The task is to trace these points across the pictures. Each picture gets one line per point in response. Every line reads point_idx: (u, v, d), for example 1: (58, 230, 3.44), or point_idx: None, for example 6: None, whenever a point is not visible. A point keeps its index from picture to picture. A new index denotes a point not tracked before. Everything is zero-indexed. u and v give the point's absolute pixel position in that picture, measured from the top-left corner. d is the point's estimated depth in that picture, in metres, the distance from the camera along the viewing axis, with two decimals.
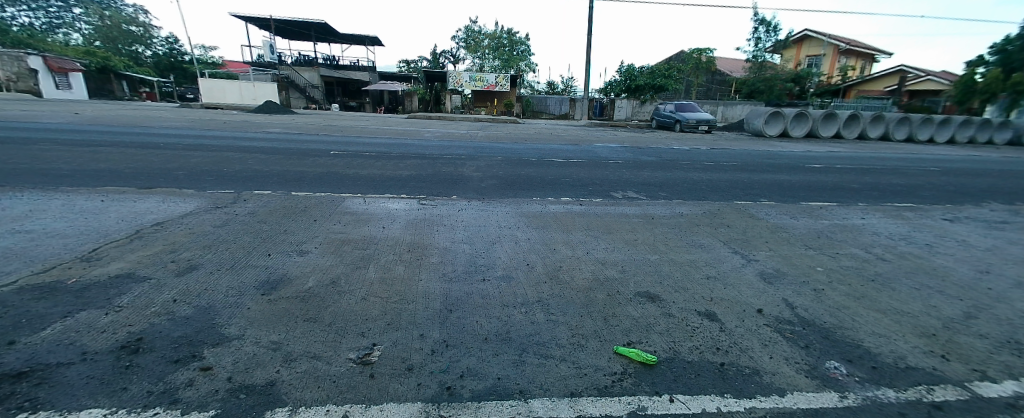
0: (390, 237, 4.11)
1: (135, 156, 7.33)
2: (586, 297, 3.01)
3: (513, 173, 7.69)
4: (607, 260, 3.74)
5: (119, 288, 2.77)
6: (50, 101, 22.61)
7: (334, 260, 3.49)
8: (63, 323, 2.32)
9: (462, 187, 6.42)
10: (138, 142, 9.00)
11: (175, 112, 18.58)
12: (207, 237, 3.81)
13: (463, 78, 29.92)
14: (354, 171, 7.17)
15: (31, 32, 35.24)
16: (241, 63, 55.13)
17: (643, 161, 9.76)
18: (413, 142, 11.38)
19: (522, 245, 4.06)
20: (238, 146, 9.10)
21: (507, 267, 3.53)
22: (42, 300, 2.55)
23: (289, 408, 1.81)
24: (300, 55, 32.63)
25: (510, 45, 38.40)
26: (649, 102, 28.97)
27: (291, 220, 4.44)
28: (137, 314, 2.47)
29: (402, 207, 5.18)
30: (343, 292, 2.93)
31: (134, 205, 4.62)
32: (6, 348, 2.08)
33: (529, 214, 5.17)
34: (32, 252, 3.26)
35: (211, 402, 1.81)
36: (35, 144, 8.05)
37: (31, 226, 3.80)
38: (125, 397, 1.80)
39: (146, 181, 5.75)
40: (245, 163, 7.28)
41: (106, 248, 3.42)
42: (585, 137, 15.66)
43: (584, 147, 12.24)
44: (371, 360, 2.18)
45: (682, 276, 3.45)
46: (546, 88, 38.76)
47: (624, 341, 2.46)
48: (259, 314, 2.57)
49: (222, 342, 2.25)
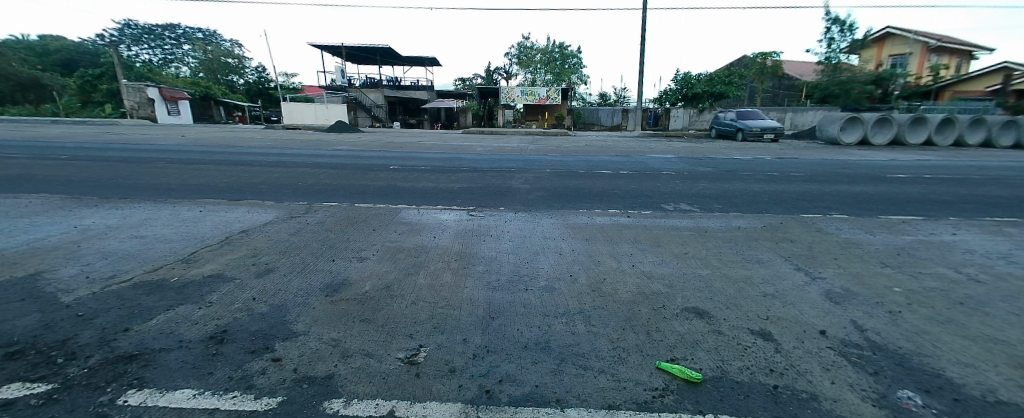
0: (439, 246, 4.32)
1: (228, 173, 8.35)
2: (630, 311, 2.96)
3: (561, 185, 7.74)
4: (654, 273, 3.66)
5: (211, 286, 3.20)
6: (164, 127, 26.20)
7: (390, 266, 3.75)
8: (167, 315, 2.72)
9: (510, 199, 6.58)
10: (231, 160, 10.16)
11: (261, 134, 20.73)
12: (282, 243, 4.26)
13: (516, 93, 30.69)
14: (410, 184, 7.61)
15: (151, 66, 41.47)
16: (318, 87, 60.75)
17: (699, 173, 9.29)
18: (466, 157, 11.82)
19: (566, 256, 4.07)
20: (312, 163, 10.03)
21: (550, 277, 3.57)
22: (152, 295, 3.01)
23: (344, 399, 2.01)
24: (368, 79, 35.76)
25: (562, 59, 38.61)
26: (708, 111, 27.91)
27: (353, 229, 4.83)
28: (224, 309, 2.83)
29: (451, 217, 5.43)
30: (395, 296, 3.14)
31: (226, 214, 5.28)
32: (124, 334, 2.48)
33: (575, 225, 5.16)
34: (146, 253, 3.86)
35: (279, 389, 2.06)
36: (151, 163, 9.37)
37: (145, 232, 4.48)
38: (211, 381, 2.09)
39: (237, 194, 6.54)
40: (317, 178, 8.00)
41: (202, 252, 3.94)
42: (638, 149, 15.25)
43: (636, 158, 11.99)
44: (417, 360, 2.34)
45: (736, 293, 3.28)
46: (598, 100, 38.48)
47: (667, 357, 2.41)
48: (322, 314, 2.83)
49: (291, 338, 2.52)
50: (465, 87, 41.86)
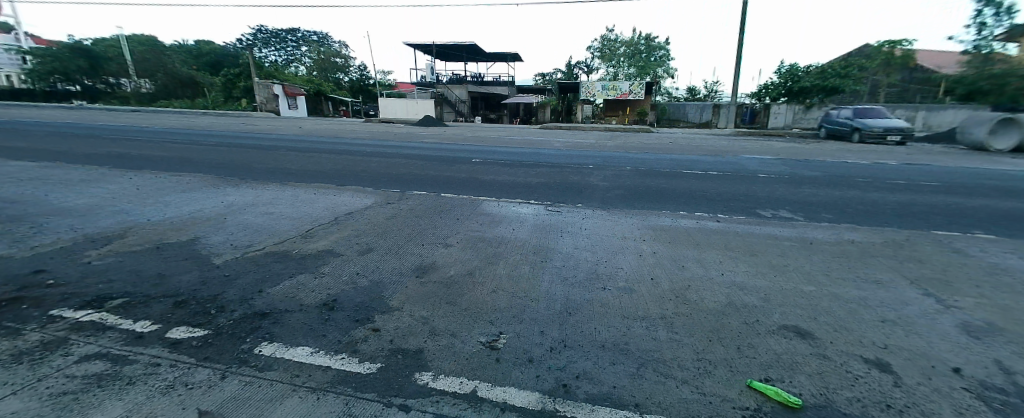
0: (517, 238, 4.45)
1: (335, 161, 9.39)
2: (716, 321, 2.81)
3: (642, 184, 7.47)
4: (745, 284, 3.40)
5: (323, 259, 3.67)
6: (282, 119, 30.09)
7: (472, 254, 3.97)
8: (291, 281, 3.19)
9: (589, 195, 6.52)
10: (336, 150, 11.41)
11: (360, 127, 22.90)
12: (379, 226, 4.71)
13: (596, 88, 29.91)
14: (491, 177, 7.89)
15: (275, 66, 47.88)
16: (410, 84, 65.26)
17: (802, 177, 8.32)
18: (544, 152, 11.91)
19: (646, 259, 3.95)
20: (403, 154, 10.86)
21: (629, 278, 3.50)
22: (279, 263, 3.54)
23: (432, 373, 2.21)
24: (454, 76, 37.65)
25: (648, 51, 36.75)
26: (818, 107, 24.70)
27: (438, 217, 5.17)
28: (333, 281, 3.23)
29: (529, 211, 5.54)
30: (477, 283, 3.32)
31: (334, 197, 5.98)
32: (258, 294, 2.96)
33: (656, 227, 4.97)
34: (274, 227, 4.52)
35: (377, 356, 2.32)
36: (276, 151, 10.89)
37: (273, 209, 5.25)
38: (324, 342, 2.42)
39: (342, 180, 7.34)
40: (407, 168, 8.66)
41: (315, 229, 4.52)
42: (729, 148, 14.07)
43: (727, 158, 11.09)
44: (497, 346, 2.47)
45: (844, 315, 2.92)
46: (685, 95, 36.09)
47: (759, 375, 2.25)
48: (413, 293, 3.10)
49: (388, 312, 2.80)
50: (545, 81, 41.91)
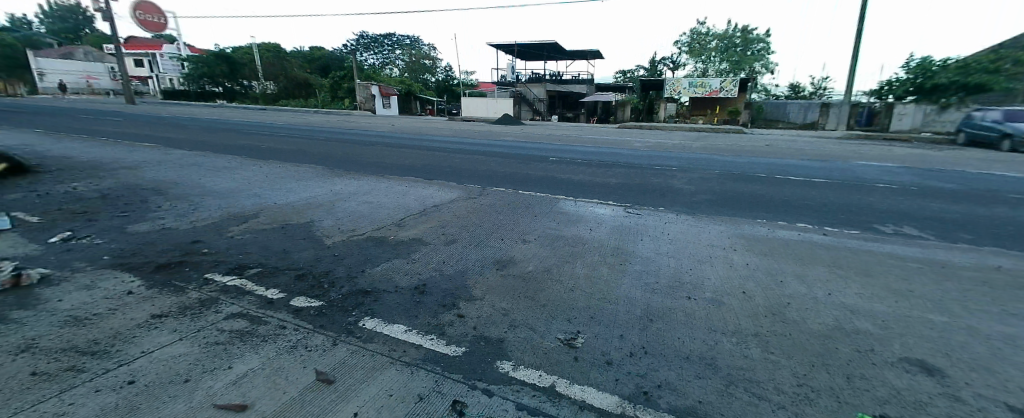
0: (596, 239, 4.41)
1: (422, 156, 10.06)
2: (820, 346, 2.53)
3: (733, 189, 6.92)
4: (858, 308, 3.02)
5: (413, 246, 3.98)
6: (376, 117, 32.91)
7: (550, 251, 4.02)
8: (386, 264, 3.52)
9: (671, 199, 6.22)
10: (423, 146, 12.22)
11: (444, 124, 24.18)
12: (462, 219, 4.97)
13: (682, 85, 27.96)
14: (569, 176, 7.87)
15: (372, 68, 52.38)
16: (491, 83, 67.20)
17: (936, 189, 7.08)
18: (623, 152, 11.57)
19: (736, 270, 3.68)
20: (484, 151, 11.27)
21: (717, 289, 3.29)
22: (376, 247, 3.91)
23: (513, 363, 2.30)
24: (533, 74, 38.10)
25: (744, 44, 33.68)
26: (958, 108, 20.60)
27: (517, 213, 5.30)
28: (422, 267, 3.49)
29: (608, 212, 5.44)
30: (556, 280, 3.36)
31: (422, 190, 6.43)
32: (360, 274, 3.31)
33: (750, 236, 4.59)
34: (372, 215, 5.00)
35: (462, 341, 2.48)
36: (372, 146, 11.97)
37: (370, 198, 5.79)
38: (415, 323, 2.64)
39: (429, 174, 7.85)
40: (488, 165, 8.98)
41: (407, 218, 4.91)
42: (840, 153, 12.41)
43: (837, 164, 9.81)
44: (575, 344, 2.49)
45: (992, 355, 2.46)
46: (786, 92, 32.54)
47: (874, 410, 1.99)
48: (494, 285, 3.24)
49: (471, 300, 2.96)
50: (626, 79, 40.57)
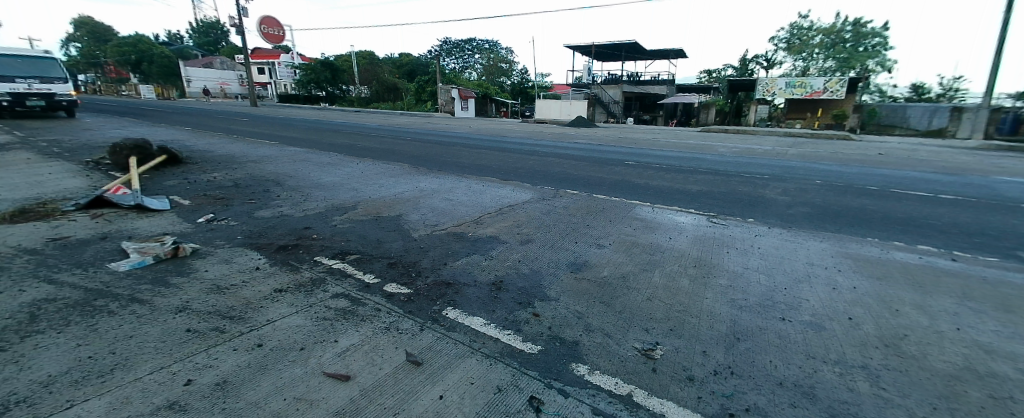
0: (676, 248, 4.22)
1: (498, 157, 10.37)
2: (950, 388, 2.18)
3: (837, 202, 6.18)
4: (1004, 349, 2.53)
5: (490, 244, 4.14)
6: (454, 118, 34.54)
7: (626, 258, 3.93)
8: (466, 259, 3.70)
9: (763, 210, 5.73)
10: (499, 147, 12.58)
11: (518, 127, 24.66)
12: (537, 220, 5.04)
13: (778, 86, 25.53)
14: (647, 181, 7.59)
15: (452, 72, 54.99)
16: (566, 85, 66.83)
17: None
18: (706, 157, 10.88)
19: (841, 293, 3.29)
20: (558, 153, 11.30)
21: (817, 312, 2.98)
22: (457, 243, 4.13)
23: (588, 367, 2.30)
24: (609, 76, 37.31)
25: (856, 39, 29.74)
26: None
27: (592, 217, 5.25)
28: (499, 265, 3.62)
29: (689, 221, 5.17)
30: (633, 288, 3.28)
31: (498, 190, 6.63)
32: (443, 266, 3.52)
33: (858, 257, 4.07)
34: (452, 211, 5.28)
35: (538, 340, 2.53)
36: (451, 146, 12.62)
37: (451, 196, 6.11)
38: (493, 317, 2.75)
39: (504, 175, 8.06)
40: (562, 167, 8.99)
41: (484, 216, 5.11)
42: (981, 165, 10.45)
43: (976, 179, 8.28)
44: (654, 356, 2.42)
45: None
46: (907, 93, 28.19)
47: None
48: (569, 287, 3.25)
49: (547, 301, 3.01)
50: (711, 79, 38.03)
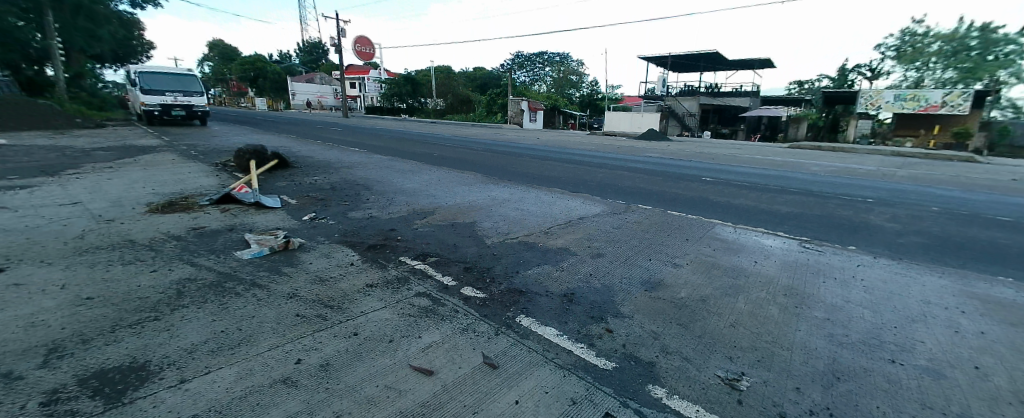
0: (761, 273, 3.92)
1: (566, 169, 10.39)
2: None
3: (964, 233, 5.31)
4: None
5: (561, 255, 4.16)
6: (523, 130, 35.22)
7: (704, 279, 3.73)
8: (537, 269, 3.76)
9: (866, 237, 5.10)
10: (568, 159, 12.62)
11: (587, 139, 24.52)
12: (608, 234, 4.97)
13: (884, 100, 23.24)
14: (726, 199, 7.14)
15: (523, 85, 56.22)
16: (638, 97, 64.95)
17: None
18: (796, 175, 9.97)
19: (971, 338, 2.82)
20: (628, 167, 11.05)
21: (938, 357, 2.59)
22: (528, 252, 4.21)
23: (665, 390, 2.22)
24: (685, 87, 35.72)
25: (984, 46, 25.51)
26: None
27: (666, 234, 5.05)
28: (570, 277, 3.62)
29: (777, 244, 4.77)
30: (712, 312, 3.11)
31: (567, 202, 6.65)
32: (515, 274, 3.61)
33: (993, 298, 3.46)
34: (523, 221, 5.39)
35: (611, 356, 2.50)
36: (520, 157, 12.89)
37: (520, 205, 6.24)
38: (566, 328, 2.77)
39: (573, 187, 8.06)
40: (632, 181, 8.77)
41: (554, 227, 5.15)
42: None
43: None
44: (739, 386, 2.27)
45: None
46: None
47: None
48: (643, 305, 3.17)
49: (620, 317, 2.96)
50: (802, 91, 34.83)
